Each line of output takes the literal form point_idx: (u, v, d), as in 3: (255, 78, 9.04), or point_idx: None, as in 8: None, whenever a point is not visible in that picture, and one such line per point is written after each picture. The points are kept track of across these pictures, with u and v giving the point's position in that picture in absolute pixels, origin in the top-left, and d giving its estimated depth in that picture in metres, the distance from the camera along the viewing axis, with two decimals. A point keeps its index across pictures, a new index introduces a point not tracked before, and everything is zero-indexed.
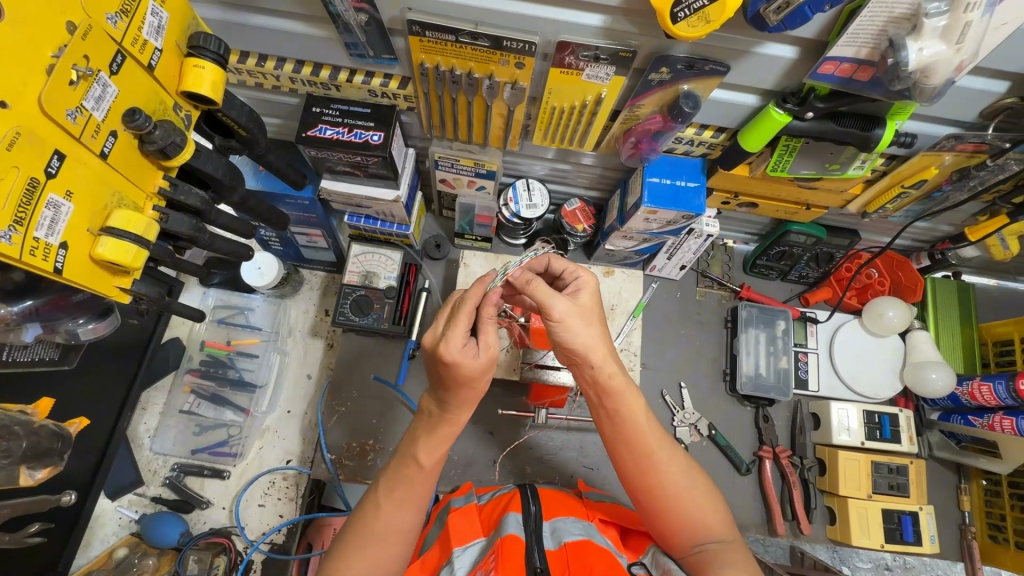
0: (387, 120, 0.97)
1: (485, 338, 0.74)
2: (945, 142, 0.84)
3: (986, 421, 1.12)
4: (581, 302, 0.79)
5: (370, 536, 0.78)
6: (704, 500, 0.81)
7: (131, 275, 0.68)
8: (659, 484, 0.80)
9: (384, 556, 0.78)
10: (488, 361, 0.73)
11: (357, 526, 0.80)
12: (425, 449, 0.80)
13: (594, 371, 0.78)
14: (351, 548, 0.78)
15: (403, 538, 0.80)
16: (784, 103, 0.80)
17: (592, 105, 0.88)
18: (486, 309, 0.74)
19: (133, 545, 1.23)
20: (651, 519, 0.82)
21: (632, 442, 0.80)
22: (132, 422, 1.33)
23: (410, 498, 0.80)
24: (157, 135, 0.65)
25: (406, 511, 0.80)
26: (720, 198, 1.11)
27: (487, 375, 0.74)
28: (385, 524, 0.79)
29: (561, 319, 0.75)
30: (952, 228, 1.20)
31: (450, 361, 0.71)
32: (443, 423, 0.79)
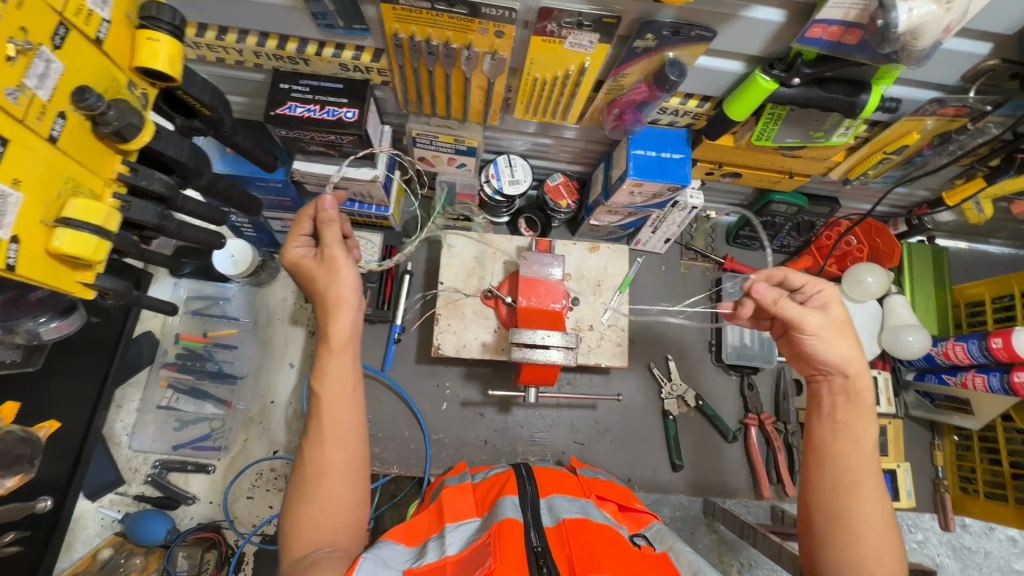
0: (360, 95, 0.92)
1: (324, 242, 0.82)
2: (928, 107, 0.84)
3: (960, 379, 1.16)
4: (837, 317, 0.78)
5: (309, 482, 0.74)
6: (888, 551, 0.68)
7: (94, 269, 0.64)
8: (849, 504, 0.71)
9: (332, 496, 0.73)
10: (324, 262, 0.82)
11: (298, 476, 0.75)
12: (326, 377, 0.77)
13: (848, 383, 0.77)
14: (294, 501, 0.74)
15: (344, 470, 0.75)
16: (770, 70, 0.78)
17: (575, 76, 0.85)
18: (323, 214, 0.82)
19: (118, 546, 1.19)
20: (815, 533, 0.73)
21: (844, 466, 0.73)
22: (108, 421, 1.28)
23: (337, 431, 0.76)
24: (111, 116, 0.59)
25: (340, 443, 0.76)
26: (704, 168, 1.10)
27: (331, 277, 0.81)
28: (318, 463, 0.74)
29: (816, 333, 0.77)
30: (929, 193, 1.21)
31: (291, 264, 0.83)
32: (333, 345, 0.79)
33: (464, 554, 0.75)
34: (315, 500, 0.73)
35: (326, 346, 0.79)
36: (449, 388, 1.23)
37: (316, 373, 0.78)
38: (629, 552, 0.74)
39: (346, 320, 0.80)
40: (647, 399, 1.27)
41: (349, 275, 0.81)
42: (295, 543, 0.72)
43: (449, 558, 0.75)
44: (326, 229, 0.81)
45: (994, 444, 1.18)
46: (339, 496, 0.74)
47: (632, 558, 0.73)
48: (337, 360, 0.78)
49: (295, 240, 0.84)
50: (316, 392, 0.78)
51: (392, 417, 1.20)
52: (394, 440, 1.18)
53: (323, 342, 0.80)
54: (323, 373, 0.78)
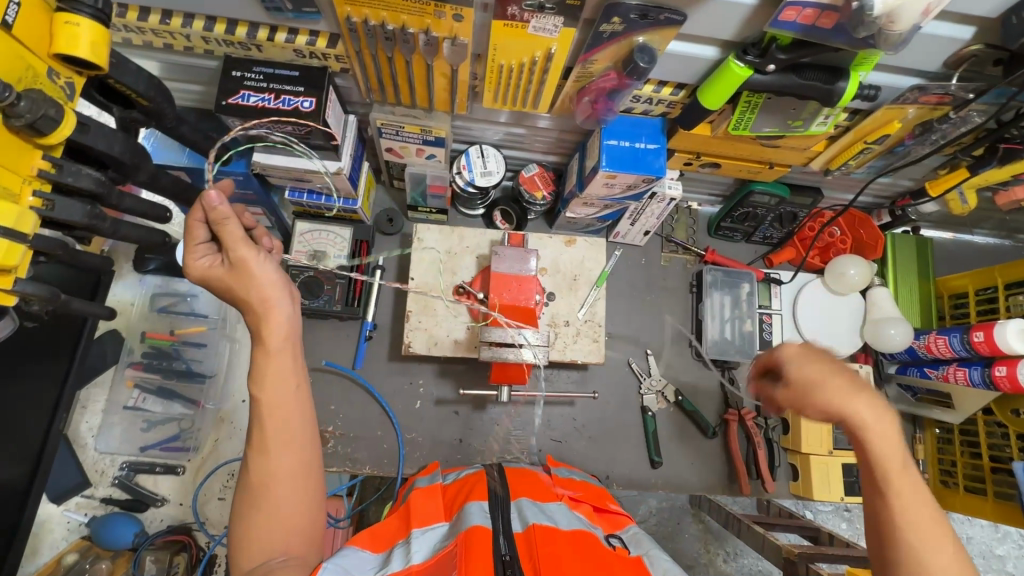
0: (318, 83, 0.88)
1: (223, 245, 0.71)
2: (909, 94, 0.80)
3: (942, 372, 1.14)
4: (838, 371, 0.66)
5: (255, 491, 0.68)
6: None
7: (11, 274, 0.62)
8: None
9: (284, 503, 0.68)
10: (233, 266, 0.72)
11: (245, 484, 0.69)
12: (266, 378, 0.70)
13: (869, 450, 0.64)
14: (241, 509, 0.69)
15: (296, 473, 0.70)
16: (744, 56, 0.74)
17: (541, 62, 0.81)
18: (209, 215, 0.68)
19: (84, 550, 1.17)
20: None
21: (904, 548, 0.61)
22: (72, 422, 1.24)
23: (284, 434, 0.69)
24: (22, 108, 0.56)
25: (287, 447, 0.70)
26: (681, 158, 1.06)
27: (244, 283, 0.72)
28: (265, 471, 0.68)
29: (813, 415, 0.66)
30: (913, 182, 1.18)
31: (199, 278, 0.74)
32: (269, 344, 0.71)
33: (431, 562, 0.70)
34: (264, 509, 0.68)
35: (261, 345, 0.71)
36: (423, 386, 1.20)
37: (252, 376, 0.70)
38: (598, 549, 0.73)
39: (280, 317, 0.72)
40: (626, 395, 1.24)
41: (265, 272, 0.72)
42: (245, 553, 0.67)
43: (414, 567, 0.69)
44: (223, 229, 0.69)
45: (975, 437, 1.17)
46: (292, 501, 0.69)
47: (600, 559, 0.71)
48: (276, 360, 0.71)
49: (195, 249, 0.74)
50: (256, 395, 0.70)
51: (363, 416, 1.17)
52: (366, 440, 1.16)
53: (258, 343, 0.72)
54: (261, 376, 0.70)
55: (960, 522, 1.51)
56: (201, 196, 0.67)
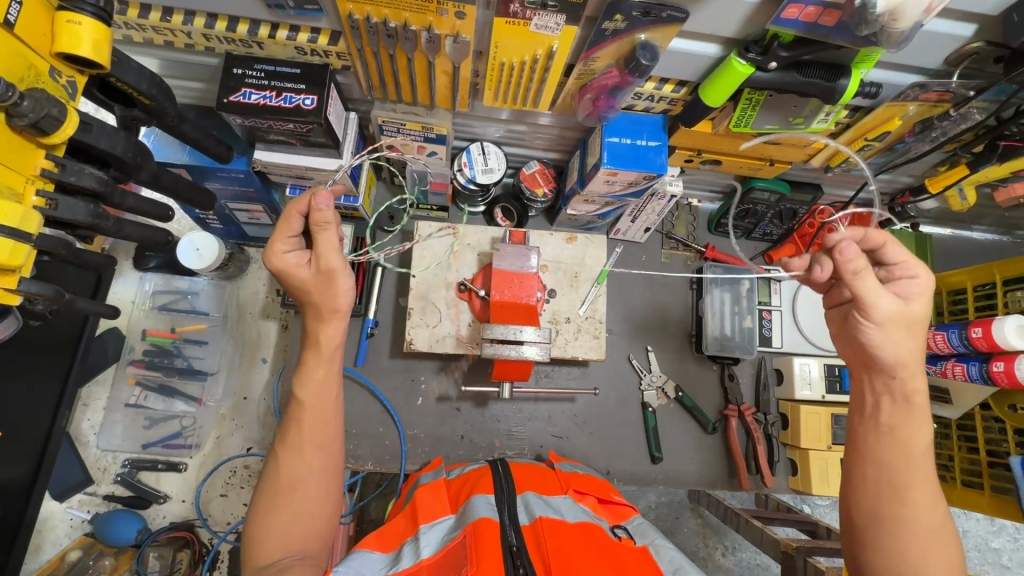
0: (319, 81, 0.88)
1: (316, 249, 0.73)
2: (909, 92, 0.80)
3: (940, 368, 1.15)
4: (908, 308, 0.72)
5: (280, 490, 0.73)
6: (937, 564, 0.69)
7: (16, 274, 0.62)
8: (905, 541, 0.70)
9: (305, 502, 0.73)
10: (319, 273, 0.74)
11: (271, 481, 0.74)
12: (310, 381, 0.76)
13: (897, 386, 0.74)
14: (264, 505, 0.73)
15: (322, 476, 0.75)
16: (746, 53, 0.73)
17: (543, 60, 0.80)
18: (313, 216, 0.69)
19: (88, 546, 1.18)
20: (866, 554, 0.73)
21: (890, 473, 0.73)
22: (74, 420, 1.24)
23: (319, 438, 0.75)
24: (26, 107, 0.56)
25: (319, 449, 0.75)
26: (682, 155, 1.06)
27: (330, 291, 0.74)
28: (296, 471, 0.73)
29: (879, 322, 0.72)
30: (913, 179, 1.18)
31: (278, 271, 0.75)
32: (324, 350, 0.77)
33: (440, 555, 0.72)
34: (288, 507, 0.72)
35: (314, 351, 0.77)
36: (424, 382, 1.20)
37: (299, 376, 0.77)
38: (604, 539, 0.74)
39: (336, 330, 0.77)
40: (626, 391, 1.25)
41: (347, 286, 0.75)
42: (261, 549, 0.70)
43: (424, 561, 0.71)
44: (321, 235, 0.71)
45: (973, 431, 1.18)
46: (312, 502, 0.73)
47: (607, 550, 0.72)
48: (325, 366, 0.77)
49: (283, 241, 0.75)
50: (296, 395, 0.76)
51: (364, 413, 1.17)
52: (367, 437, 1.16)
53: (312, 347, 0.77)
54: (306, 379, 0.76)
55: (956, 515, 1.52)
56: (315, 197, 0.68)
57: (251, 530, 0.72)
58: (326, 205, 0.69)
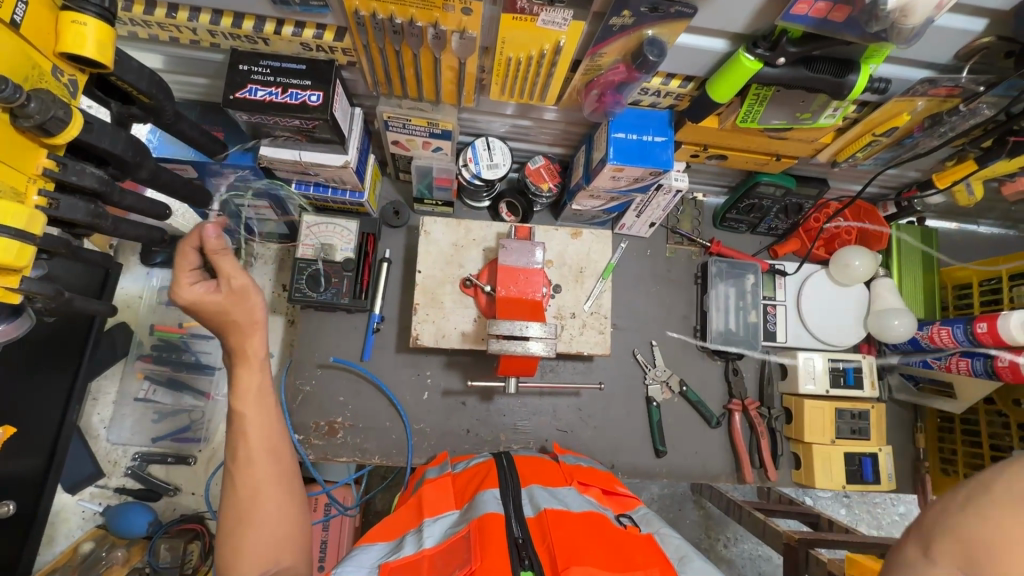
0: (325, 77, 0.87)
1: (223, 271, 0.72)
2: (919, 87, 0.80)
3: (944, 362, 1.15)
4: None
5: (243, 501, 0.69)
6: None
7: (17, 272, 0.63)
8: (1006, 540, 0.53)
9: (273, 509, 0.70)
10: (230, 293, 0.73)
11: (230, 498, 0.70)
12: (245, 391, 0.73)
13: None
14: (231, 525, 0.68)
15: (282, 482, 0.72)
16: (754, 49, 0.73)
17: (550, 55, 0.80)
18: (207, 244, 0.70)
19: (100, 539, 1.20)
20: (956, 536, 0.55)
21: None
22: (83, 414, 1.26)
23: (268, 443, 0.72)
24: (33, 108, 0.56)
25: (269, 456, 0.72)
26: (688, 151, 1.05)
27: (244, 303, 0.73)
28: (253, 481, 0.70)
29: None
30: (920, 173, 1.18)
31: (190, 302, 0.72)
32: (252, 356, 0.74)
33: (443, 546, 0.73)
34: (257, 517, 0.68)
35: (243, 357, 0.74)
36: (431, 377, 1.21)
37: (231, 390, 0.73)
38: (610, 530, 0.75)
39: (258, 337, 0.75)
40: (631, 386, 1.26)
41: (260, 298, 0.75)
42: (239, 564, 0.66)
43: (425, 552, 0.72)
44: (223, 257, 0.71)
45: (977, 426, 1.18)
46: (278, 506, 0.70)
47: (612, 538, 0.73)
48: (258, 375, 0.74)
49: (185, 275, 0.73)
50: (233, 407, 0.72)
51: (372, 408, 1.18)
52: (375, 431, 1.17)
53: (239, 359, 0.74)
54: (240, 387, 0.73)
55: None
56: (203, 227, 0.69)
57: (221, 550, 0.68)
58: (215, 230, 0.70)
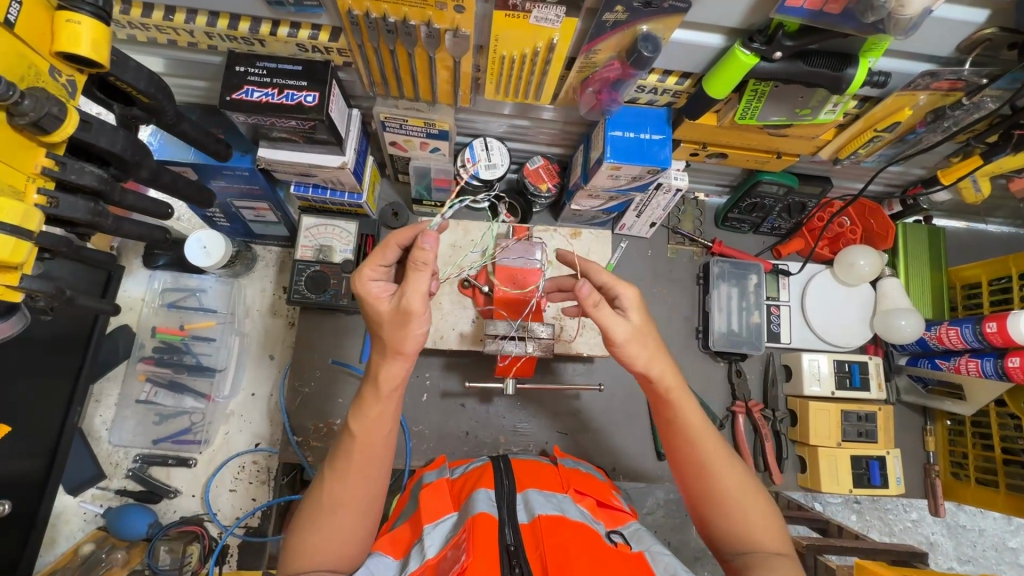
0: (321, 78, 0.88)
1: (404, 286, 0.69)
2: (920, 80, 0.78)
3: (953, 364, 1.12)
4: (639, 322, 0.74)
5: (324, 510, 0.75)
6: (758, 511, 0.73)
7: (17, 271, 0.63)
8: (721, 494, 0.74)
9: (346, 524, 0.75)
10: (398, 310, 0.70)
11: (314, 501, 0.76)
12: (363, 417, 0.75)
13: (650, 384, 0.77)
14: (307, 524, 0.75)
15: (362, 506, 0.76)
16: (750, 43, 0.72)
17: (544, 53, 0.80)
18: (414, 252, 0.66)
19: (101, 540, 1.20)
20: (720, 511, 0.74)
21: (695, 448, 0.76)
22: (86, 416, 1.26)
23: (362, 468, 0.76)
24: (26, 106, 0.57)
25: (359, 478, 0.76)
26: (687, 149, 1.04)
27: (401, 328, 0.71)
28: (338, 495, 0.75)
29: (623, 345, 0.74)
30: (925, 171, 1.16)
31: (361, 297, 0.74)
32: (381, 390, 0.74)
33: (443, 555, 0.72)
34: (326, 528, 0.74)
35: (373, 388, 0.76)
36: (429, 378, 1.20)
37: (355, 409, 0.77)
38: (603, 544, 0.73)
39: (394, 370, 0.74)
40: (632, 387, 1.24)
41: (418, 331, 0.71)
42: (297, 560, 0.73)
43: (429, 562, 0.71)
44: (414, 274, 0.67)
45: (987, 429, 1.16)
46: (351, 526, 0.75)
47: (606, 555, 0.70)
48: (382, 405, 0.75)
49: (374, 268, 0.74)
50: (351, 427, 0.77)
51: None
52: None
53: (372, 383, 0.76)
54: (361, 412, 0.76)
55: (972, 515, 1.50)
56: (423, 234, 0.66)
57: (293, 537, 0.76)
58: (429, 245, 0.66)
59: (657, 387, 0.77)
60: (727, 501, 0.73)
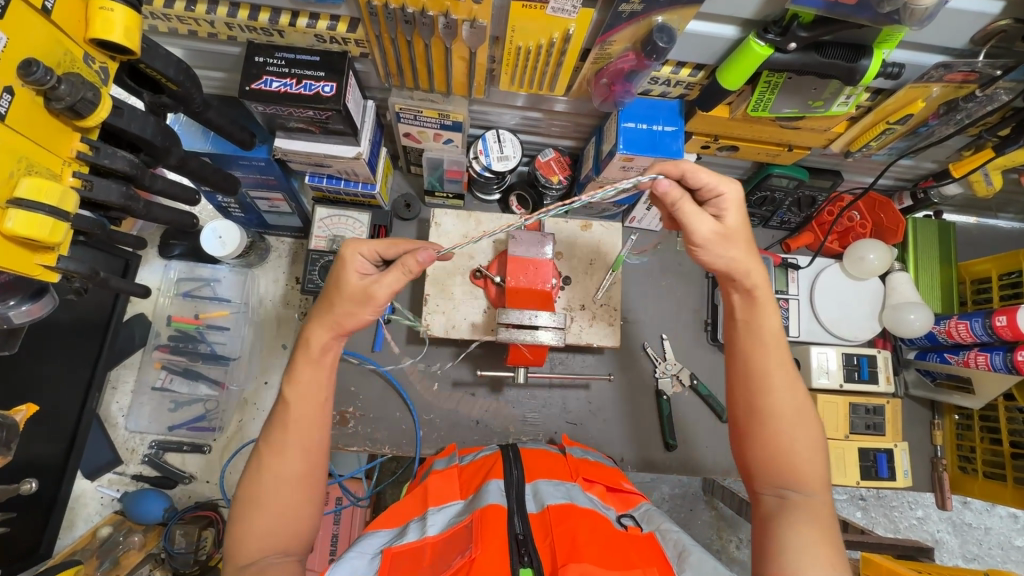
0: (338, 69, 0.89)
1: (382, 278, 0.80)
2: (934, 72, 0.79)
3: (962, 357, 1.13)
4: (729, 226, 0.77)
5: (269, 488, 0.74)
6: (807, 449, 0.72)
7: (54, 251, 0.65)
8: (774, 419, 0.73)
9: (289, 502, 0.74)
10: (364, 290, 0.80)
11: (252, 485, 0.74)
12: (297, 383, 0.79)
13: (739, 285, 0.79)
14: (246, 509, 0.73)
15: (303, 480, 0.76)
16: (764, 34, 0.73)
17: (560, 44, 0.81)
18: (410, 260, 0.79)
19: (118, 523, 1.22)
20: (768, 440, 0.73)
21: (761, 365, 0.75)
22: (103, 402, 1.29)
23: (301, 440, 0.77)
24: (63, 91, 0.59)
25: (302, 452, 0.77)
26: (699, 142, 1.05)
27: (359, 305, 0.80)
28: (277, 472, 0.75)
29: (700, 245, 0.78)
30: (936, 164, 1.16)
31: (343, 255, 0.81)
32: (314, 351, 0.80)
33: (445, 535, 0.73)
34: (270, 508, 0.73)
35: (306, 352, 0.81)
36: (439, 368, 1.22)
37: (287, 377, 0.80)
38: (611, 530, 0.74)
39: (325, 334, 0.81)
40: (641, 378, 1.25)
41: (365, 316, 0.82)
42: (244, 547, 0.71)
43: (429, 539, 0.73)
44: (398, 271, 0.80)
45: (996, 423, 1.16)
46: (298, 503, 0.75)
47: (616, 539, 0.72)
48: (313, 371, 0.80)
49: (367, 246, 0.82)
50: (285, 394, 0.79)
51: (380, 399, 1.19)
52: (385, 421, 1.18)
53: (303, 348, 0.81)
54: (295, 380, 0.79)
55: (978, 512, 1.50)
56: (425, 251, 0.79)
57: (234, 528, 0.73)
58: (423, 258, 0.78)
59: (743, 285, 0.78)
60: (782, 429, 0.73)
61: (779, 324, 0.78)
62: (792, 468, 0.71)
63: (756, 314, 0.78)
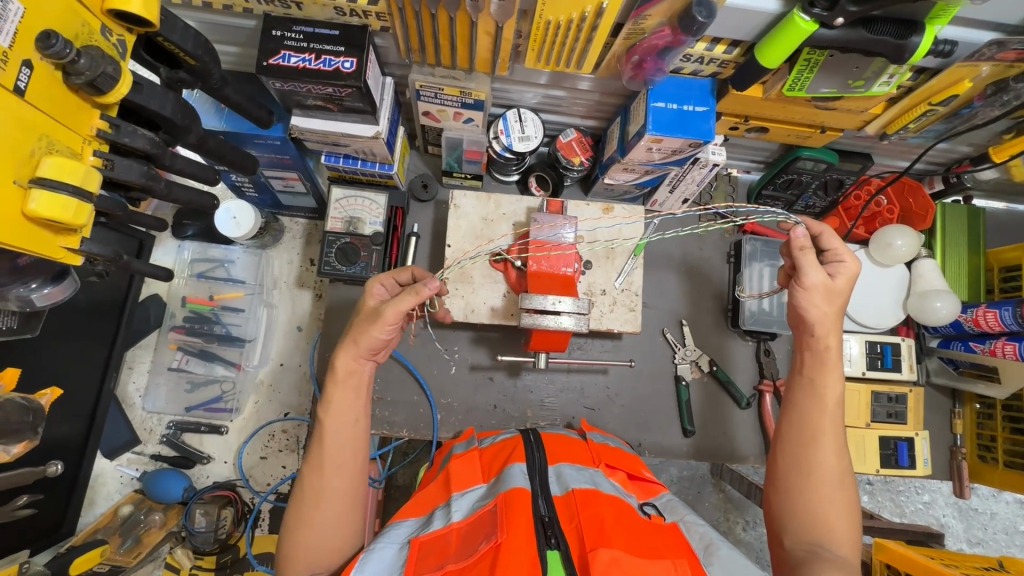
0: (359, 44, 0.86)
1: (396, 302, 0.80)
2: (986, 50, 0.75)
3: (988, 346, 1.10)
4: (834, 284, 0.83)
5: (315, 515, 0.75)
6: (846, 513, 0.75)
7: (78, 233, 0.63)
8: (820, 476, 0.77)
9: (330, 520, 0.75)
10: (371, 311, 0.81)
11: (298, 498, 0.76)
12: (336, 410, 0.78)
13: (813, 340, 0.84)
14: (294, 527, 0.75)
15: (345, 498, 0.77)
16: (810, 8, 0.69)
17: (590, 18, 0.77)
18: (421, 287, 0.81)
19: (138, 502, 1.23)
20: (809, 495, 0.76)
21: (813, 420, 0.81)
22: (120, 382, 1.29)
23: (341, 463, 0.77)
24: (82, 65, 0.56)
25: (345, 473, 0.77)
26: (728, 123, 1.02)
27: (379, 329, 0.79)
28: (320, 491, 0.76)
29: (807, 287, 0.83)
30: (971, 148, 1.13)
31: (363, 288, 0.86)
32: (338, 373, 0.80)
33: (470, 520, 0.73)
34: (314, 526, 0.74)
35: (331, 374, 0.81)
36: (456, 352, 1.21)
37: (324, 404, 0.79)
38: (637, 518, 0.73)
39: (352, 359, 0.80)
40: (660, 364, 1.24)
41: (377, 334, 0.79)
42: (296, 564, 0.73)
43: (454, 525, 0.72)
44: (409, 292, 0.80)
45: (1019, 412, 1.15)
46: (343, 522, 0.76)
47: (642, 528, 0.71)
48: (342, 390, 0.80)
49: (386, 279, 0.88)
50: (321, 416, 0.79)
51: (397, 383, 1.18)
52: (403, 404, 1.17)
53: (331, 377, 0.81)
54: (329, 402, 0.79)
55: (986, 497, 1.50)
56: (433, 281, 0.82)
57: (284, 540, 0.75)
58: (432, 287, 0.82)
59: (817, 344, 0.84)
60: (825, 486, 0.76)
61: (842, 390, 0.82)
62: (826, 525, 0.74)
63: (817, 375, 0.83)
